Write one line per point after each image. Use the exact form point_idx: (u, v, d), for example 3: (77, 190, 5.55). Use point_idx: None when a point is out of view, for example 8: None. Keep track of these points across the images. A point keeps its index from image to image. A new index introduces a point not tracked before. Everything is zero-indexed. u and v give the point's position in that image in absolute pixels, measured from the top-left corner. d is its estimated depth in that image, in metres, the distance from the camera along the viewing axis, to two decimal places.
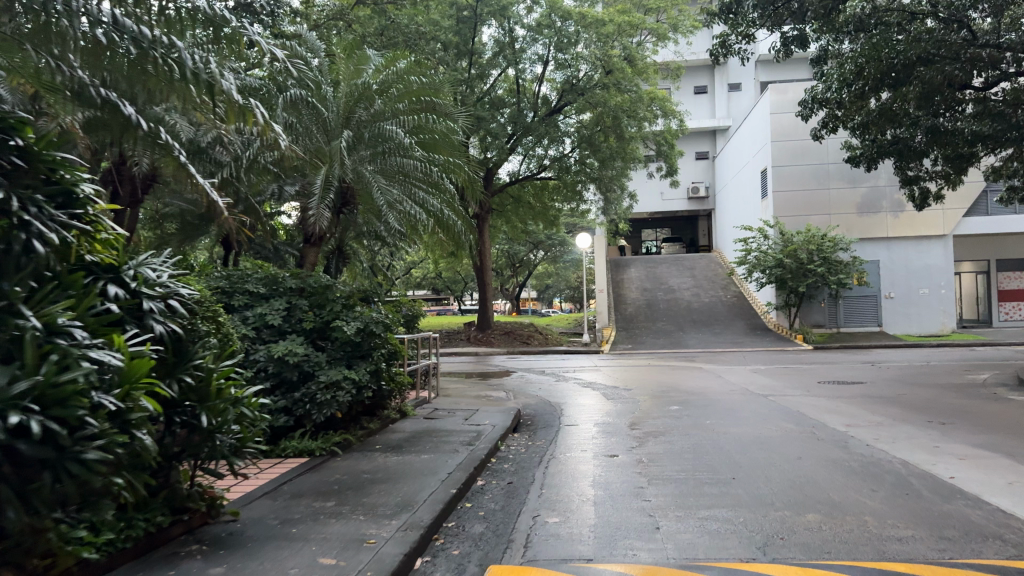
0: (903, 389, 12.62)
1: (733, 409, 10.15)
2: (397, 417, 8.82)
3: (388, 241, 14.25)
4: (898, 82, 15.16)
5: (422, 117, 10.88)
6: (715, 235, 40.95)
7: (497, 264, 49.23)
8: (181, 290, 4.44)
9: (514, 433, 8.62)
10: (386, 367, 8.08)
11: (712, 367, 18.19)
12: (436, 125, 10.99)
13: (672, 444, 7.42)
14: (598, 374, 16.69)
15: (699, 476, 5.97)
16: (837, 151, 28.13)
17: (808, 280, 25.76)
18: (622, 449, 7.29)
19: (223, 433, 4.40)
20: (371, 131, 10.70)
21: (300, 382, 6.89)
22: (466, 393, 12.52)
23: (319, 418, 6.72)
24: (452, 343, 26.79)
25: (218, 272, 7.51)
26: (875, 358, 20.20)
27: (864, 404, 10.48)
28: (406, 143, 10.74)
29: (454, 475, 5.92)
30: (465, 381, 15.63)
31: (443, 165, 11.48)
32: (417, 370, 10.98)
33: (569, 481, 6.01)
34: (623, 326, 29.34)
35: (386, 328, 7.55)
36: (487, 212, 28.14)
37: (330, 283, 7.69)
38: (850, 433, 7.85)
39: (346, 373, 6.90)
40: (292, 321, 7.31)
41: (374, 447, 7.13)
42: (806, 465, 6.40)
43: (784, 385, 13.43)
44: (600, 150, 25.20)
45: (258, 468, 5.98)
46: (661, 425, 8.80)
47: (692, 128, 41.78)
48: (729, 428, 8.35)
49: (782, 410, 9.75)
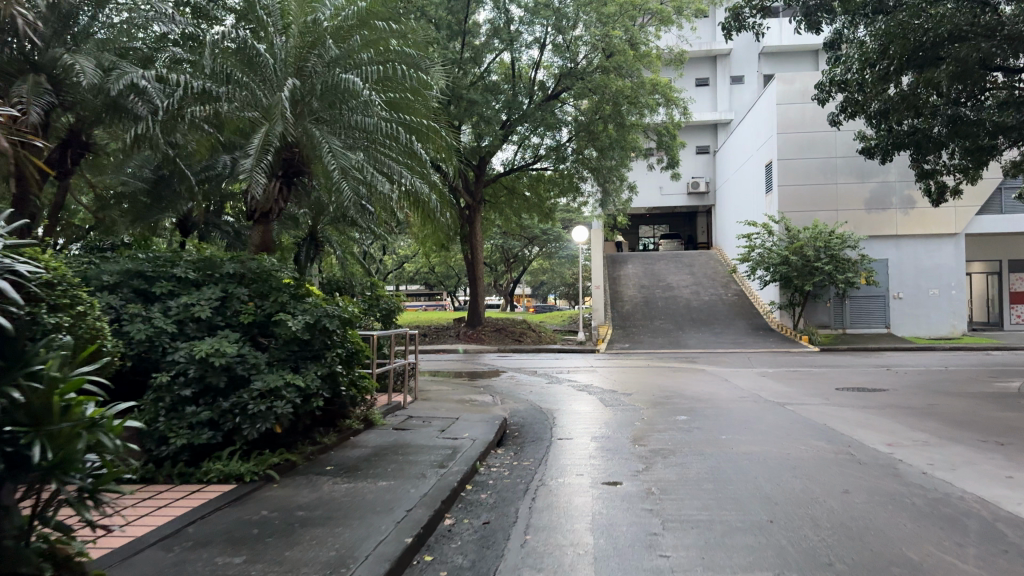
0: (933, 398, 11.32)
1: (748, 421, 8.84)
2: (360, 429, 7.51)
3: (363, 226, 12.85)
4: (926, 62, 13.91)
5: (389, 67, 9.46)
6: (716, 232, 39.69)
7: (491, 259, 47.92)
8: (17, 266, 3.09)
9: (498, 450, 7.35)
10: (345, 371, 6.75)
11: (715, 370, 16.92)
12: (405, 78, 9.55)
13: (685, 468, 6.14)
14: (594, 376, 15.40)
15: (725, 518, 4.69)
16: (845, 144, 26.87)
17: (815, 278, 24.49)
18: (625, 474, 5.99)
19: (73, 470, 3.11)
20: (324, 82, 9.22)
21: (231, 390, 5.62)
22: (448, 397, 11.20)
23: (250, 434, 5.41)
24: (440, 340, 25.52)
25: (139, 255, 6.27)
26: (888, 362, 18.97)
27: (897, 416, 9.18)
28: (366, 95, 9.19)
29: (414, 513, 4.59)
30: (448, 382, 14.32)
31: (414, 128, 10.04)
32: (389, 372, 9.66)
33: (561, 523, 4.69)
34: (620, 324, 28.07)
35: (343, 325, 6.26)
36: (479, 203, 26.81)
37: (276, 269, 6.42)
38: (896, 454, 6.57)
39: (288, 379, 5.60)
40: (225, 313, 6.01)
41: (323, 470, 5.82)
42: (857, 498, 5.12)
43: (799, 392, 12.13)
44: (599, 139, 23.85)
45: (163, 505, 4.69)
46: (670, 441, 7.50)
47: (693, 120, 40.56)
48: (750, 448, 7.05)
49: (806, 424, 8.46)
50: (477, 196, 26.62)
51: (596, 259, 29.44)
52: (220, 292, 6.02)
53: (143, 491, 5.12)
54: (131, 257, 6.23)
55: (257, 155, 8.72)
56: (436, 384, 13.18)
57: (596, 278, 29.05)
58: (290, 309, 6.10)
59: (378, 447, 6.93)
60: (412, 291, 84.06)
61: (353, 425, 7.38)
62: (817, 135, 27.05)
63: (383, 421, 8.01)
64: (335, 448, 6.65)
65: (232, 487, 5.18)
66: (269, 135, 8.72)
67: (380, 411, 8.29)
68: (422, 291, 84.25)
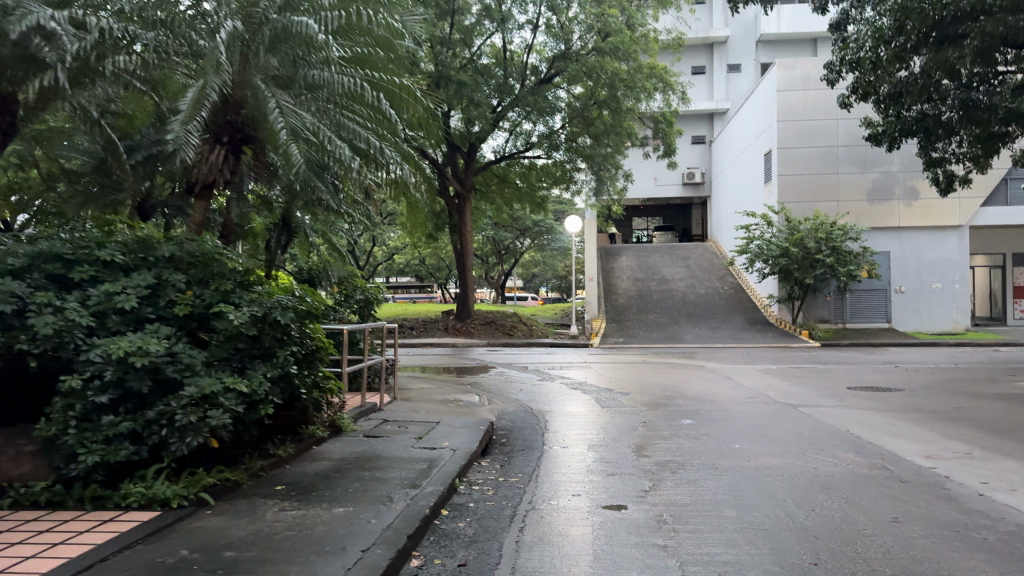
0: (953, 399, 10.47)
1: (761, 426, 7.95)
2: (325, 436, 6.59)
3: (340, 211, 11.64)
4: (944, 39, 13.11)
5: (354, 11, 7.79)
6: (711, 224, 38.86)
7: (482, 250, 46.98)
8: None
9: (483, 461, 6.44)
10: (304, 374, 5.84)
11: (715, 366, 16.03)
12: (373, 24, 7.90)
13: (699, 487, 5.25)
14: (588, 373, 14.51)
15: (757, 560, 3.78)
16: (847, 133, 26.01)
17: (815, 271, 23.66)
18: (629, 494, 5.11)
19: None
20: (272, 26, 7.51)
21: (158, 398, 4.72)
22: (430, 396, 10.28)
23: (179, 451, 4.49)
24: (428, 333, 24.59)
25: (58, 235, 5.29)
26: (894, 358, 18.14)
27: (923, 421, 8.30)
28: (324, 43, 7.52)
29: (371, 555, 3.66)
30: (432, 379, 13.41)
31: (386, 88, 8.46)
32: (364, 369, 8.73)
33: (554, 568, 3.73)
34: (613, 317, 27.19)
35: (297, 318, 5.36)
36: (469, 191, 25.83)
37: (221, 253, 5.50)
38: (940, 470, 5.69)
39: (226, 384, 4.70)
40: (157, 305, 5.09)
41: (273, 489, 4.92)
42: (914, 531, 4.22)
43: (809, 391, 11.27)
44: (594, 124, 22.95)
45: (58, 546, 3.76)
46: (677, 451, 6.61)
47: (689, 109, 39.65)
48: (771, 460, 6.15)
49: (826, 430, 7.59)
50: (466, 183, 25.62)
51: (589, 250, 28.54)
52: (152, 279, 5.09)
53: (43, 518, 4.20)
54: (50, 236, 5.27)
55: (189, 112, 7.19)
56: (419, 381, 12.26)
57: (589, 269, 28.17)
58: (236, 301, 5.21)
59: (339, 459, 5.95)
60: (402, 283, 83.08)
61: (311, 434, 6.40)
62: (819, 123, 26.18)
63: (353, 427, 7.10)
64: (290, 462, 5.70)
65: (156, 513, 4.28)
66: (205, 89, 7.19)
67: (351, 415, 7.38)
68: (413, 283, 83.24)
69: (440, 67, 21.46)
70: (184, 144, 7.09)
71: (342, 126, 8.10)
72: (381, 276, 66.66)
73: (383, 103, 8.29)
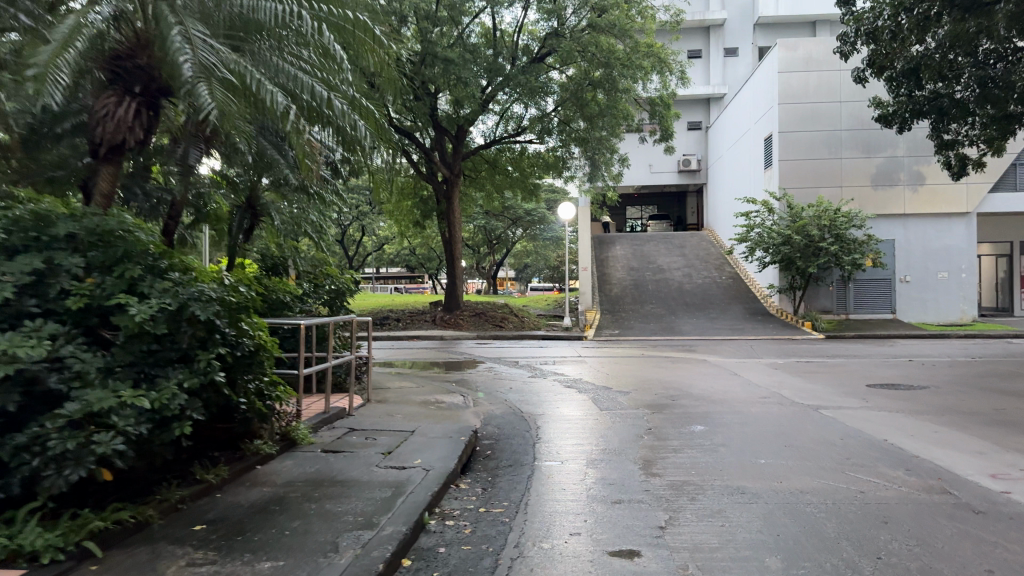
0: (988, 398, 9.51)
1: (784, 434, 6.94)
2: (274, 453, 5.54)
3: (310, 187, 10.53)
4: (973, 7, 12.22)
5: None
6: (708, 212, 37.88)
7: (473, 240, 45.88)
8: None
9: (463, 479, 5.44)
10: (240, 380, 4.78)
11: (717, 360, 15.04)
12: None
13: (729, 525, 4.21)
14: (582, 368, 13.48)
15: None
16: (851, 116, 25.01)
17: (819, 259, 22.64)
18: (639, 534, 4.08)
19: None
20: None
21: (32, 417, 3.65)
22: (407, 397, 9.21)
23: (56, 487, 3.40)
24: (415, 325, 23.49)
25: None
26: (905, 351, 17.18)
27: (966, 426, 7.30)
28: None
29: None
30: (414, 376, 12.36)
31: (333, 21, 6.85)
32: (328, 369, 7.64)
33: None
34: (607, 308, 26.18)
35: (223, 314, 4.30)
36: (458, 176, 24.70)
37: (134, 230, 4.40)
38: (1017, 496, 4.69)
39: (118, 400, 3.65)
40: (44, 297, 3.99)
41: (191, 531, 3.89)
42: None
43: (827, 390, 10.28)
44: (588, 107, 21.97)
45: None
46: (693, 469, 5.58)
47: (685, 94, 38.66)
48: (807, 481, 5.13)
49: (860, 439, 6.60)
50: (454, 169, 24.47)
51: (582, 239, 27.49)
52: (40, 262, 3.98)
53: None
54: None
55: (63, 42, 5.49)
56: (399, 380, 11.19)
57: (583, 258, 27.14)
58: (144, 292, 4.17)
59: (287, 483, 4.90)
60: (392, 275, 81.94)
61: (255, 450, 5.33)
62: (821, 106, 25.16)
63: (311, 439, 6.06)
64: (222, 490, 4.65)
65: (20, 573, 3.14)
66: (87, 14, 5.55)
67: (310, 425, 6.37)
68: (403, 274, 82.09)
69: (427, 44, 20.30)
70: (53, 86, 5.39)
71: (275, 68, 6.54)
72: (370, 266, 65.56)
73: (326, 39, 6.68)
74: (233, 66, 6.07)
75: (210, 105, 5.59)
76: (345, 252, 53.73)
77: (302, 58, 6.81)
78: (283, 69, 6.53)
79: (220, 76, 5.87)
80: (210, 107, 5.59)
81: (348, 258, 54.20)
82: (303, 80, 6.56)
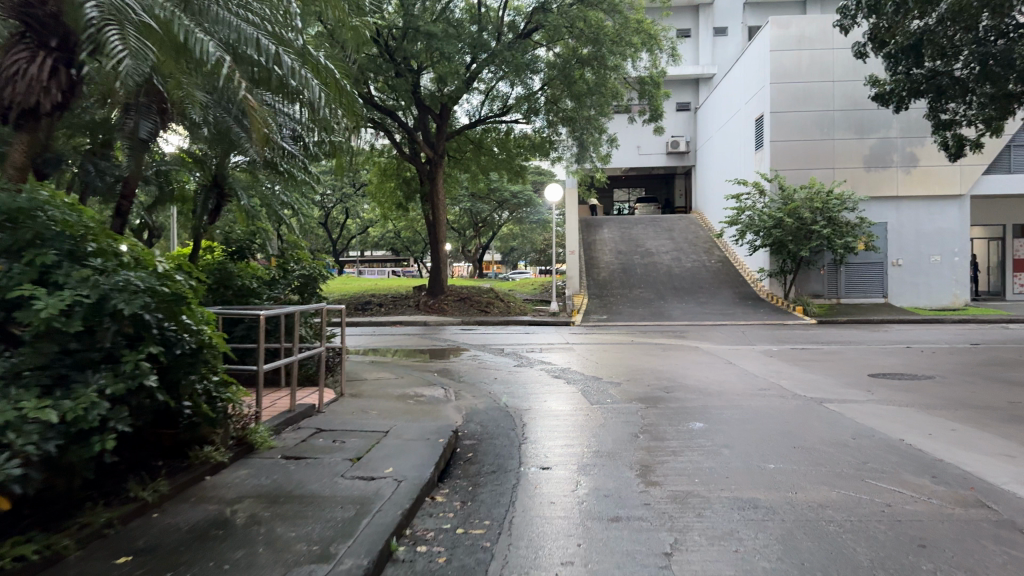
0: (997, 389, 9.05)
1: (792, 432, 6.41)
2: (225, 462, 4.93)
3: (278, 164, 9.88)
4: None
5: None
6: (696, 194, 37.34)
7: (458, 222, 45.14)
8: None
9: (441, 489, 4.86)
10: (178, 379, 4.19)
11: (710, 347, 14.51)
12: None
13: (747, 550, 3.66)
14: (569, 357, 12.91)
15: None
16: (843, 96, 24.48)
17: (811, 243, 22.11)
18: (640, 563, 3.51)
19: None
20: None
21: None
22: (383, 391, 8.60)
23: None
24: (398, 310, 22.84)
25: None
26: (901, 336, 16.74)
27: (986, 423, 6.80)
28: None
29: None
30: (393, 366, 11.74)
31: None
32: (293, 363, 7.01)
33: None
34: (595, 293, 25.61)
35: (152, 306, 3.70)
36: (441, 157, 23.98)
37: (49, 207, 3.76)
38: None
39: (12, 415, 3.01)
40: None
41: (112, 567, 3.27)
42: None
43: (828, 380, 9.78)
44: (575, 85, 21.33)
45: None
46: (696, 477, 5.03)
47: (674, 74, 38.01)
48: (827, 493, 4.59)
49: (875, 438, 6.09)
50: (438, 149, 23.75)
51: (569, 222, 26.88)
52: None
53: None
54: None
55: None
56: (375, 371, 10.56)
57: (570, 241, 26.55)
58: (58, 282, 3.52)
59: (237, 498, 4.31)
60: (377, 258, 81.06)
61: (204, 458, 4.74)
62: (814, 85, 24.60)
63: (272, 443, 5.49)
64: (160, 509, 4.06)
65: None
66: None
67: (273, 427, 5.79)
68: (389, 256, 81.25)
69: (409, 18, 19.51)
70: None
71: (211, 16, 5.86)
72: (354, 249, 64.75)
73: None
74: (157, 10, 5.36)
75: (121, 51, 4.95)
76: (328, 234, 52.89)
77: (246, 8, 6.14)
78: (223, 18, 5.84)
79: (136, 19, 5.21)
80: (119, 52, 4.93)
81: (332, 240, 53.40)
82: (245, 32, 5.92)
